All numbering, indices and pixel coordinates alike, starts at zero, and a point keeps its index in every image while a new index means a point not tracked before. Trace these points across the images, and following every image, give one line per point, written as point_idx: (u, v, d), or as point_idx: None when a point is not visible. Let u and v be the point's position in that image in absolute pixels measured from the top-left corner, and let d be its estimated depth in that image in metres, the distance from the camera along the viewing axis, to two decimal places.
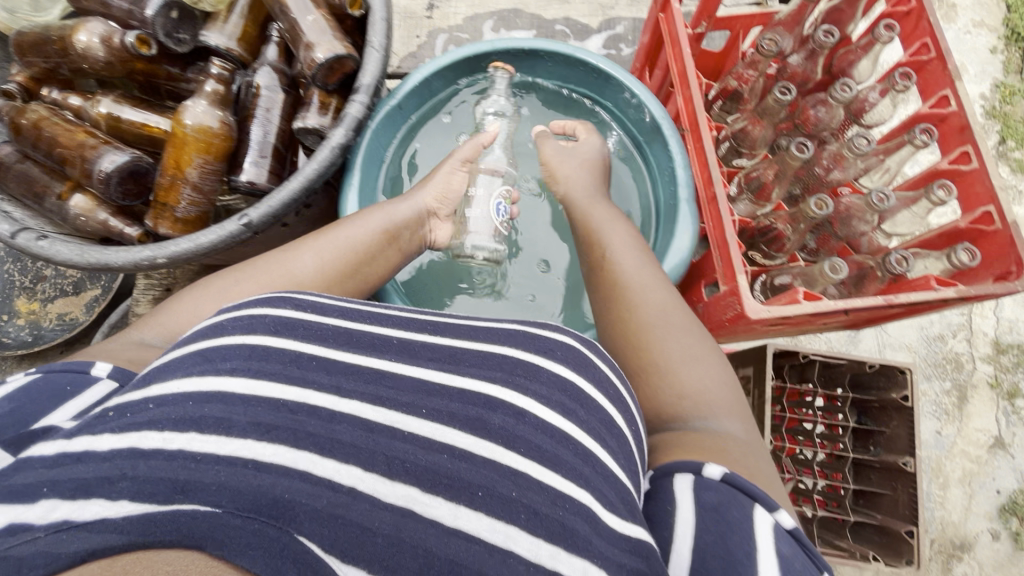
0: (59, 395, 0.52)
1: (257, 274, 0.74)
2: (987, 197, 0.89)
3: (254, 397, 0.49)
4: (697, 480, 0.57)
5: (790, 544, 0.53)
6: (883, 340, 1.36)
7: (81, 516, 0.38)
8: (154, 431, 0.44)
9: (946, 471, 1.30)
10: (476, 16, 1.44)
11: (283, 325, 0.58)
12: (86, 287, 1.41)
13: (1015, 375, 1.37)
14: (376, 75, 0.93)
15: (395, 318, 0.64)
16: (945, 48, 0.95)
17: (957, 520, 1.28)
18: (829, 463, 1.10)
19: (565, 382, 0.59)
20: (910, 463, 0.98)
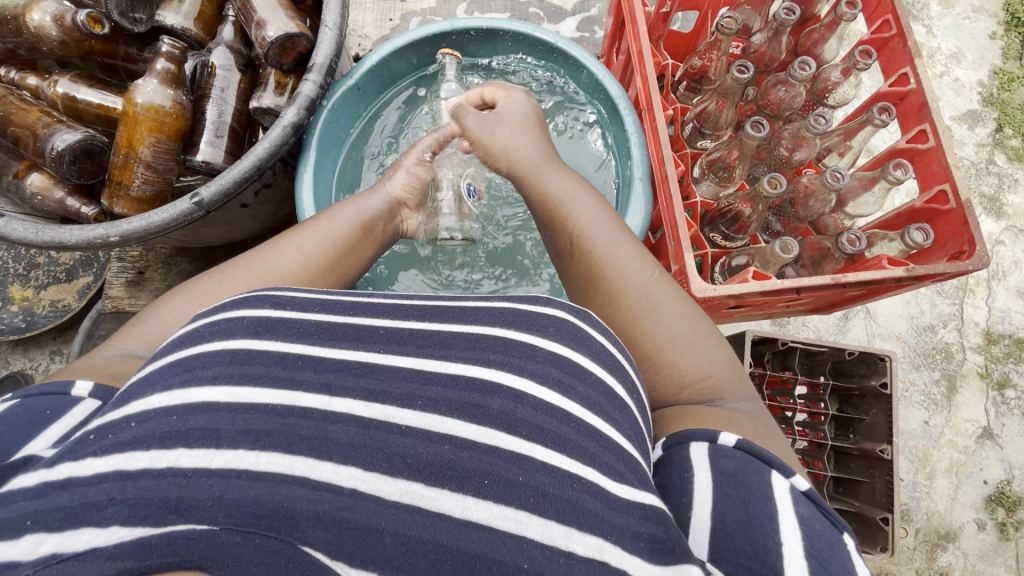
0: (40, 420, 0.50)
1: (240, 271, 0.73)
2: (943, 175, 0.90)
3: (241, 404, 0.46)
4: (711, 447, 0.54)
5: (807, 506, 0.50)
6: (872, 329, 1.35)
7: (72, 546, 0.36)
8: (140, 451, 0.42)
9: (933, 462, 1.29)
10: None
11: (262, 327, 0.54)
12: (79, 275, 1.42)
13: (1005, 365, 1.36)
14: (329, 54, 0.93)
15: (379, 306, 0.60)
16: (906, 26, 0.96)
17: (943, 510, 1.28)
18: (812, 451, 1.08)
19: (562, 357, 0.54)
20: (888, 450, 0.98)
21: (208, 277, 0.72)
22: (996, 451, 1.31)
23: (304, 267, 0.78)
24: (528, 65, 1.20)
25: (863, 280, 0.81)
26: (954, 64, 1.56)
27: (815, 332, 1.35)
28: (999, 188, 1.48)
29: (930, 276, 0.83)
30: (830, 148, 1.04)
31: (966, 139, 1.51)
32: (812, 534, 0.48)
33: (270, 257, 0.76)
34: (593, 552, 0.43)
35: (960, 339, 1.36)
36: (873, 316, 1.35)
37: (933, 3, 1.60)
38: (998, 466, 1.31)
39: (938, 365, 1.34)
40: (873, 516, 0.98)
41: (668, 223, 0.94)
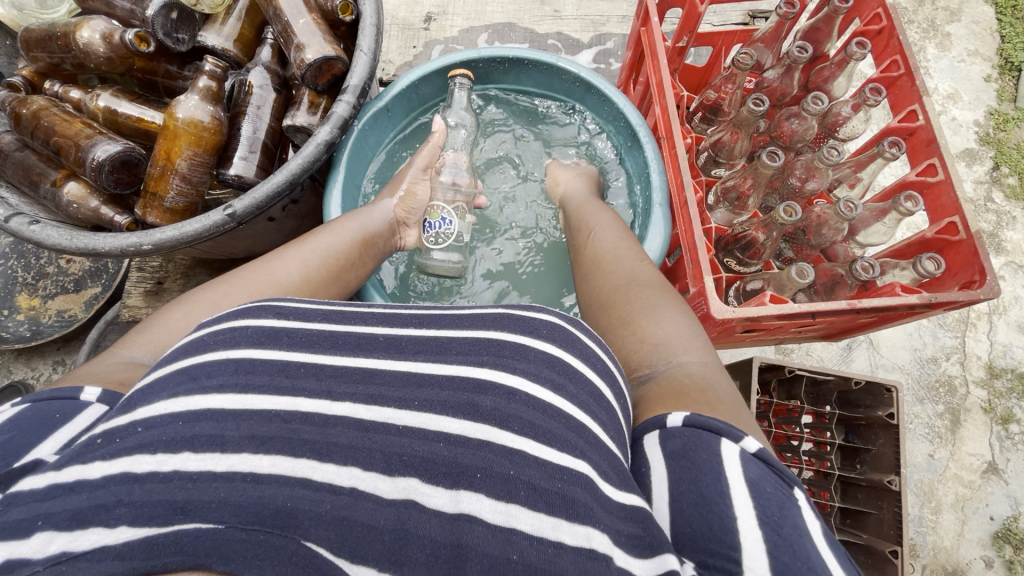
0: (49, 423, 0.50)
1: (245, 283, 0.73)
2: (952, 208, 0.91)
3: (245, 411, 0.47)
4: (660, 433, 0.54)
5: (757, 469, 0.49)
6: (875, 360, 1.35)
7: (80, 544, 0.36)
8: (147, 455, 0.42)
9: (939, 496, 1.28)
10: (471, 29, 1.48)
11: (265, 336, 0.54)
12: (87, 286, 1.42)
13: (1008, 401, 1.36)
14: (363, 77, 0.95)
15: (380, 316, 0.60)
16: (914, 65, 0.99)
17: (950, 546, 1.26)
18: (817, 481, 1.07)
19: (553, 358, 0.54)
20: (896, 481, 0.97)
21: (215, 283, 0.73)
22: (1002, 486, 1.30)
23: (306, 280, 0.78)
24: (551, 95, 1.23)
25: (878, 306, 0.82)
26: (951, 103, 1.61)
27: (818, 361, 1.35)
28: (998, 224, 1.51)
29: (943, 304, 0.83)
30: (841, 180, 1.06)
31: (964, 176, 1.54)
32: (767, 498, 0.47)
33: (273, 270, 0.76)
34: (582, 541, 0.42)
35: (962, 371, 1.37)
36: (876, 347, 1.36)
37: (930, 46, 1.66)
38: (1004, 502, 1.29)
39: (941, 399, 1.34)
40: (881, 548, 0.96)
41: (686, 246, 0.95)
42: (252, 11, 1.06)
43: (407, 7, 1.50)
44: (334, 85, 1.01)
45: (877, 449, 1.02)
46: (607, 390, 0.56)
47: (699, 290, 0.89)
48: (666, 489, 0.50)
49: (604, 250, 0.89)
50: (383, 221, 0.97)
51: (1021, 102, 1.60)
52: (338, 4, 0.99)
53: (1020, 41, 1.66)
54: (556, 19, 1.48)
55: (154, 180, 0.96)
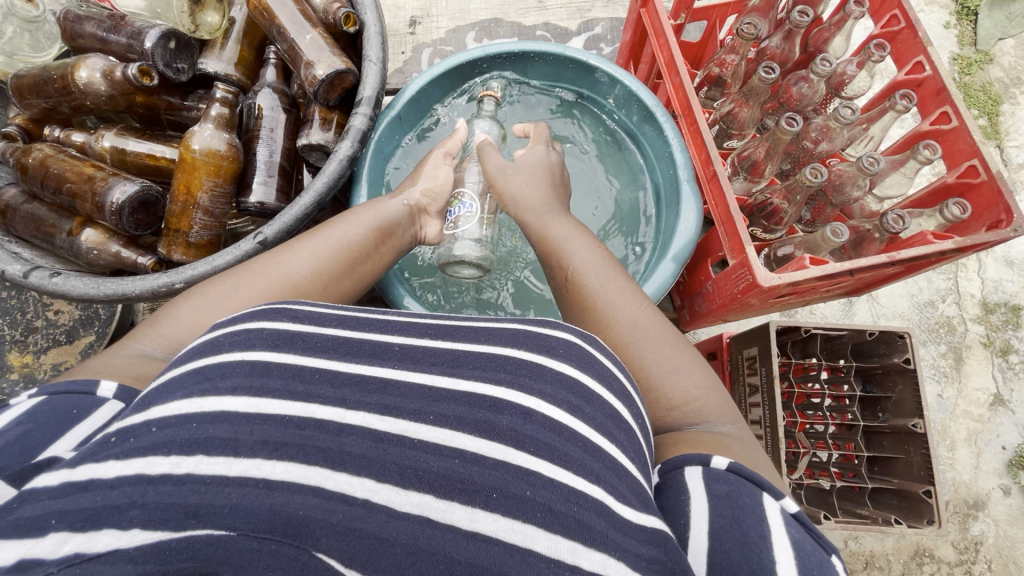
0: (66, 420, 0.49)
1: (254, 278, 0.72)
2: (970, 151, 0.94)
3: (259, 414, 0.46)
4: (705, 471, 0.55)
5: (798, 528, 0.51)
6: (876, 310, 1.39)
7: (95, 547, 0.35)
8: (161, 456, 0.41)
9: (953, 433, 1.32)
10: (458, 28, 1.46)
11: (281, 340, 0.54)
12: (80, 335, 1.38)
13: (1004, 333, 1.41)
14: (377, 88, 0.93)
15: (393, 324, 0.60)
16: (914, 17, 1.02)
17: (968, 480, 1.31)
18: (841, 433, 1.11)
19: (570, 378, 0.55)
20: (920, 424, 1.00)
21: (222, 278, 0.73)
22: (1009, 416, 1.35)
23: (316, 273, 0.77)
24: (561, 84, 1.22)
25: (915, 256, 0.84)
26: None
27: (822, 319, 1.38)
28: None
29: (972, 247, 0.86)
30: (853, 138, 1.08)
31: None
32: (812, 561, 0.49)
33: (283, 264, 0.75)
34: (599, 568, 0.41)
35: (959, 312, 1.41)
36: (876, 298, 1.39)
37: None
38: (1013, 431, 1.34)
39: (943, 339, 1.39)
40: (916, 490, 0.99)
41: (719, 220, 0.98)
42: (248, 32, 1.03)
43: (390, 13, 1.48)
44: (345, 100, 0.99)
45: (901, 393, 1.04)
46: (622, 408, 0.57)
47: (739, 260, 0.90)
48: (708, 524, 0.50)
49: (598, 293, 0.79)
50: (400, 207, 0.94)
51: (981, 44, 1.65)
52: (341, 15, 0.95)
53: None
54: (542, 10, 1.47)
55: (177, 217, 0.94)
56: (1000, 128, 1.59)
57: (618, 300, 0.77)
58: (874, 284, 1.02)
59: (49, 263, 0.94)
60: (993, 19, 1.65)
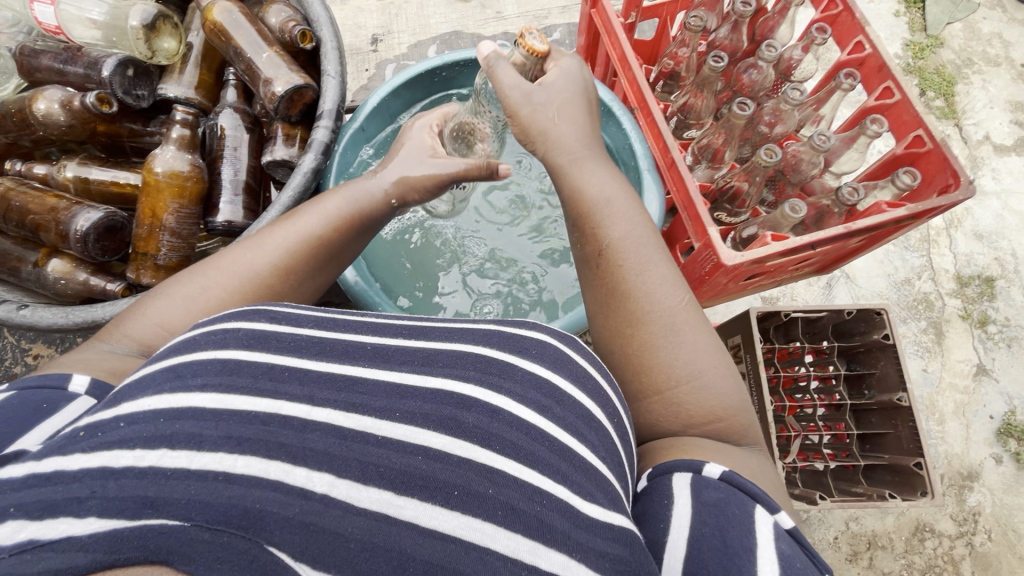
0: (35, 414, 0.49)
1: (226, 279, 0.69)
2: (915, 122, 0.98)
3: (226, 411, 0.45)
4: (694, 479, 0.57)
5: (789, 543, 0.53)
6: (855, 292, 1.41)
7: (49, 534, 0.36)
8: (125, 450, 0.41)
9: (940, 407, 1.34)
10: (420, 43, 1.49)
11: (255, 339, 0.53)
12: None
13: (981, 305, 1.44)
14: (336, 101, 0.95)
15: (370, 325, 0.59)
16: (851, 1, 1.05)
17: (961, 451, 1.32)
18: (831, 414, 1.12)
19: (541, 379, 0.55)
20: (905, 398, 1.01)
21: (197, 268, 0.70)
22: (994, 385, 1.37)
23: (292, 270, 0.73)
24: None
25: (873, 226, 0.86)
26: None
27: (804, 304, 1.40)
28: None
29: (928, 212, 0.89)
30: (804, 120, 1.11)
31: None
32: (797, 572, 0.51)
33: (261, 266, 0.71)
34: (558, 568, 0.42)
35: (935, 287, 1.44)
36: (853, 279, 1.42)
37: None
38: (999, 400, 1.36)
39: (922, 314, 1.41)
40: (906, 463, 1.01)
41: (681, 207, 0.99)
42: (207, 56, 1.05)
43: (352, 33, 1.50)
44: (306, 115, 1.01)
45: (886, 369, 1.05)
46: (595, 409, 0.57)
47: (705, 243, 0.93)
48: (694, 530, 0.53)
49: (638, 282, 0.72)
50: (385, 202, 0.82)
51: (930, 30, 1.70)
52: (296, 33, 0.97)
53: None
54: (501, 20, 1.50)
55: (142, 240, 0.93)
56: (957, 107, 1.64)
57: (665, 289, 0.72)
58: (839, 259, 1.04)
59: (16, 296, 0.93)
60: (939, 5, 1.71)
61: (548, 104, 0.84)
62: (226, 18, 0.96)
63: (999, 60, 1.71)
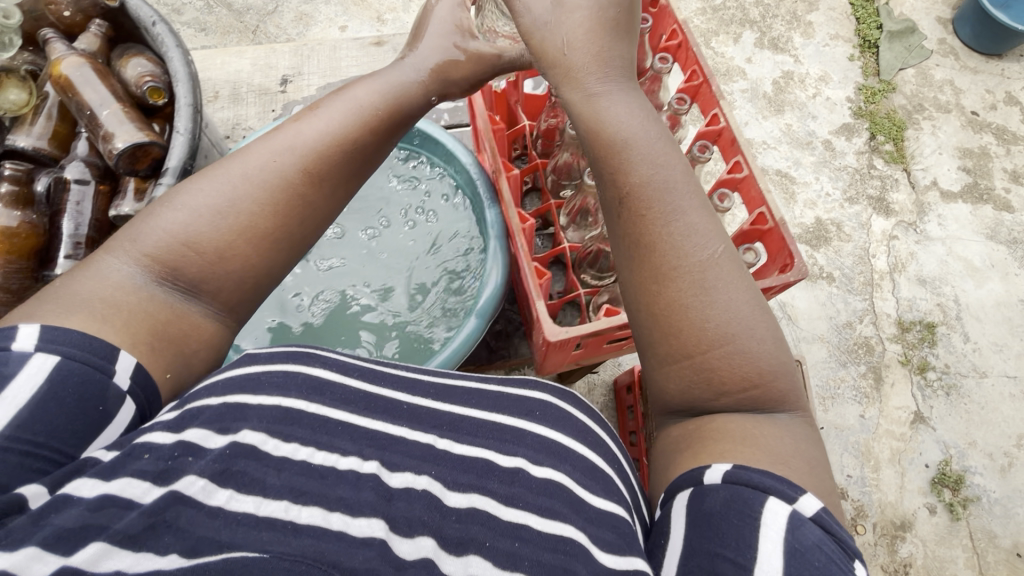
0: (93, 419, 0.51)
1: (233, 196, 0.63)
2: (759, 200, 0.94)
3: (294, 461, 0.53)
4: (694, 492, 0.57)
5: (811, 536, 0.51)
6: (797, 334, 1.43)
7: (136, 567, 0.41)
8: (192, 479, 0.48)
9: (875, 454, 1.36)
10: (329, 85, 1.56)
11: (313, 389, 0.60)
12: None
13: (921, 350, 1.47)
14: (182, 158, 0.95)
15: (403, 380, 0.69)
16: (709, 71, 0.99)
17: (895, 500, 1.33)
18: None
19: (549, 440, 0.65)
20: None
21: (207, 179, 0.65)
22: (930, 433, 1.39)
23: (305, 181, 0.66)
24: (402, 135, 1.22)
25: None
26: (823, 85, 1.74)
27: None
28: (883, 189, 1.63)
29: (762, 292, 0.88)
30: None
31: (846, 150, 1.66)
32: (812, 569, 0.49)
33: (269, 179, 0.65)
34: None
35: (876, 332, 1.47)
36: (795, 322, 1.44)
37: (796, 35, 1.80)
38: (935, 448, 1.38)
39: (862, 359, 1.44)
40: None
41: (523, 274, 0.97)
42: (63, 108, 1.05)
43: (261, 73, 1.56)
44: (158, 170, 1.02)
45: None
46: (594, 459, 0.66)
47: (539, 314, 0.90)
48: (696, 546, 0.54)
49: (674, 229, 0.63)
50: (422, 95, 0.72)
51: (883, 75, 1.75)
52: (148, 89, 1.04)
53: (872, 21, 1.82)
54: None
55: None
56: (906, 151, 1.67)
57: (695, 238, 0.63)
58: None
59: None
60: (892, 51, 1.78)
61: (560, 20, 0.65)
62: (74, 74, 0.99)
63: (950, 107, 1.75)
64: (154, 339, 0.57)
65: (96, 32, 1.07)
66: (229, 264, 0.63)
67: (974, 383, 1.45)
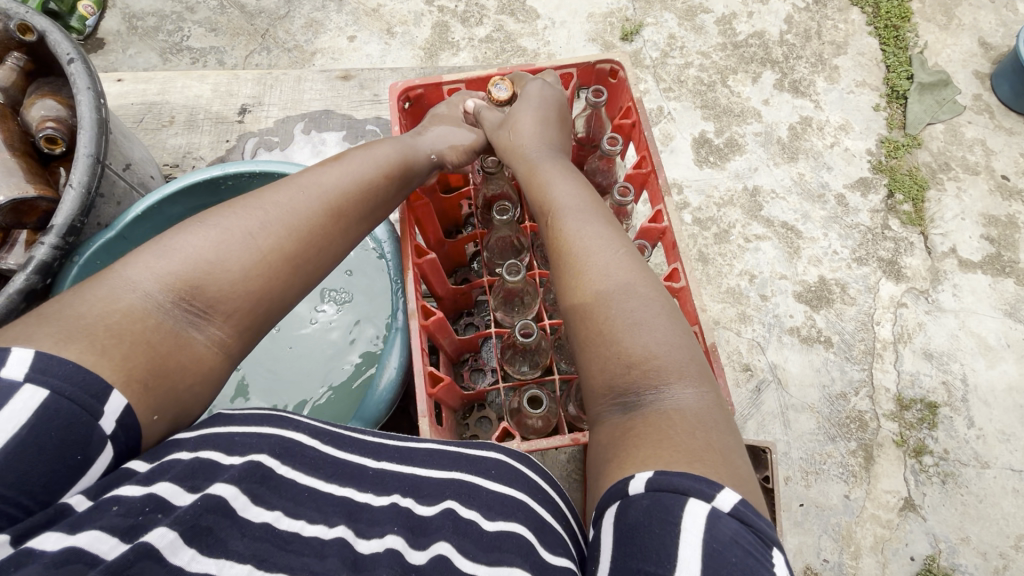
0: (69, 467, 0.46)
1: (251, 218, 0.65)
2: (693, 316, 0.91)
3: (262, 524, 0.49)
4: (619, 506, 0.50)
5: (730, 532, 0.45)
6: (785, 401, 1.39)
7: None
8: (160, 533, 0.44)
9: (857, 539, 1.29)
10: (287, 119, 1.57)
11: (284, 451, 0.56)
12: None
13: (920, 432, 1.40)
14: (69, 215, 1.03)
15: (369, 446, 0.64)
16: (658, 163, 0.99)
17: None
18: None
19: (505, 497, 0.58)
20: None
21: (234, 209, 0.66)
22: (920, 523, 1.32)
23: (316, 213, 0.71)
24: None
25: None
26: (843, 134, 1.70)
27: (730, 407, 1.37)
28: (896, 251, 1.57)
29: None
30: None
31: (860, 206, 1.61)
32: (728, 567, 0.44)
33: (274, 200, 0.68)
34: None
35: (872, 406, 1.41)
36: (784, 387, 1.40)
37: (820, 79, 1.78)
38: (923, 540, 1.30)
39: (853, 435, 1.37)
40: None
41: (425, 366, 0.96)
42: None
43: (221, 100, 1.59)
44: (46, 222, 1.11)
45: None
46: (544, 515, 0.59)
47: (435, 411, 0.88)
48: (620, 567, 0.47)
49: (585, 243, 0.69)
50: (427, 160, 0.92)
51: (909, 129, 1.70)
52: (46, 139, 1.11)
53: (903, 70, 1.78)
54: (375, 104, 1.61)
55: None
56: (924, 214, 1.61)
57: (598, 246, 0.68)
58: None
59: None
60: (922, 104, 1.73)
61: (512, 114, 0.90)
62: None
63: (978, 169, 1.68)
64: (150, 377, 0.52)
65: (13, 66, 1.18)
66: (252, 288, 0.62)
67: (975, 474, 1.37)
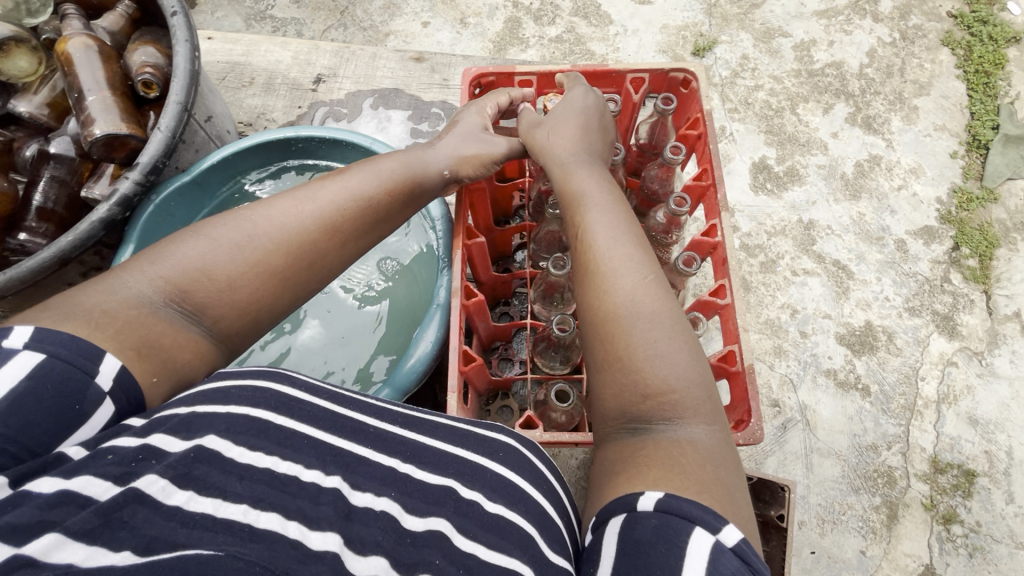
0: (68, 418, 0.50)
1: (237, 231, 0.69)
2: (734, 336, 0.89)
3: (259, 470, 0.51)
4: (625, 519, 0.51)
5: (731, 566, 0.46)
6: (810, 443, 1.34)
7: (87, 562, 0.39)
8: (155, 481, 0.46)
9: None
10: (357, 93, 1.62)
11: (281, 404, 0.58)
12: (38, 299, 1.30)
13: (952, 499, 1.32)
14: (154, 156, 1.08)
15: (371, 407, 0.65)
16: (719, 178, 0.97)
17: None
18: None
19: (505, 480, 0.59)
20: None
21: (229, 219, 0.70)
22: None
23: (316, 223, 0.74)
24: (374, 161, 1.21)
25: None
26: (914, 178, 1.63)
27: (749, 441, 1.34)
28: (954, 306, 1.49)
29: None
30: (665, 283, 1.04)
31: (921, 255, 1.54)
32: None
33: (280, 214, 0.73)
34: None
35: (903, 463, 1.34)
36: (812, 430, 1.35)
37: (896, 118, 1.70)
38: None
39: (879, 490, 1.31)
40: None
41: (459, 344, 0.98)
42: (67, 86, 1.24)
43: (298, 68, 1.65)
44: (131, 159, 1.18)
45: None
46: (545, 506, 0.59)
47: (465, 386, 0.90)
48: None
49: (609, 264, 0.70)
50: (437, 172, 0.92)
51: (987, 181, 1.62)
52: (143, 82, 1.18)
53: (988, 120, 1.69)
54: (443, 88, 1.63)
55: None
56: (990, 272, 1.53)
57: (624, 268, 0.69)
58: None
59: None
60: (1004, 158, 1.65)
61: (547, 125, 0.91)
62: (80, 53, 1.14)
63: None
64: (143, 347, 0.57)
65: (122, 12, 1.27)
66: (237, 295, 0.67)
67: (1006, 552, 1.29)
